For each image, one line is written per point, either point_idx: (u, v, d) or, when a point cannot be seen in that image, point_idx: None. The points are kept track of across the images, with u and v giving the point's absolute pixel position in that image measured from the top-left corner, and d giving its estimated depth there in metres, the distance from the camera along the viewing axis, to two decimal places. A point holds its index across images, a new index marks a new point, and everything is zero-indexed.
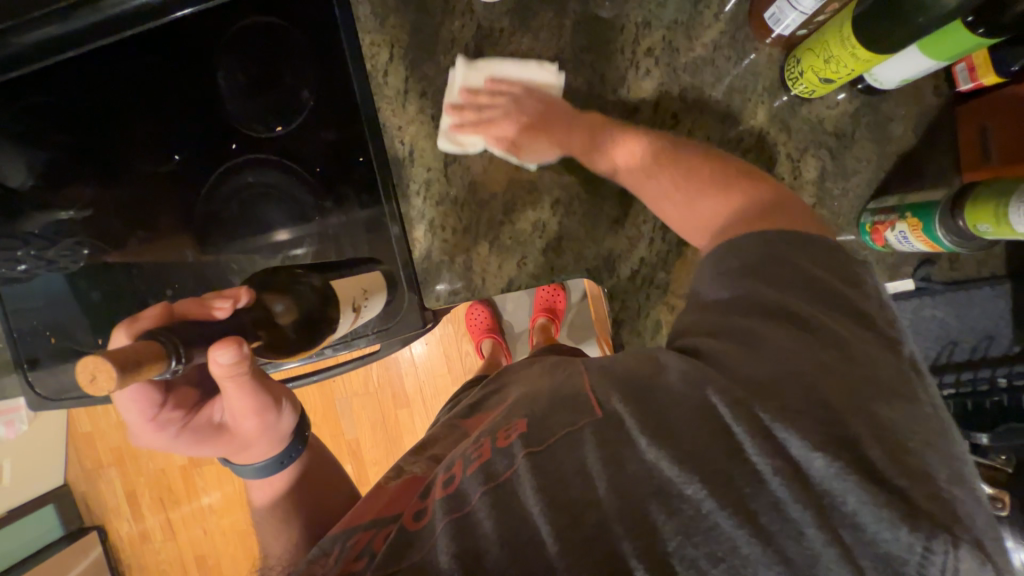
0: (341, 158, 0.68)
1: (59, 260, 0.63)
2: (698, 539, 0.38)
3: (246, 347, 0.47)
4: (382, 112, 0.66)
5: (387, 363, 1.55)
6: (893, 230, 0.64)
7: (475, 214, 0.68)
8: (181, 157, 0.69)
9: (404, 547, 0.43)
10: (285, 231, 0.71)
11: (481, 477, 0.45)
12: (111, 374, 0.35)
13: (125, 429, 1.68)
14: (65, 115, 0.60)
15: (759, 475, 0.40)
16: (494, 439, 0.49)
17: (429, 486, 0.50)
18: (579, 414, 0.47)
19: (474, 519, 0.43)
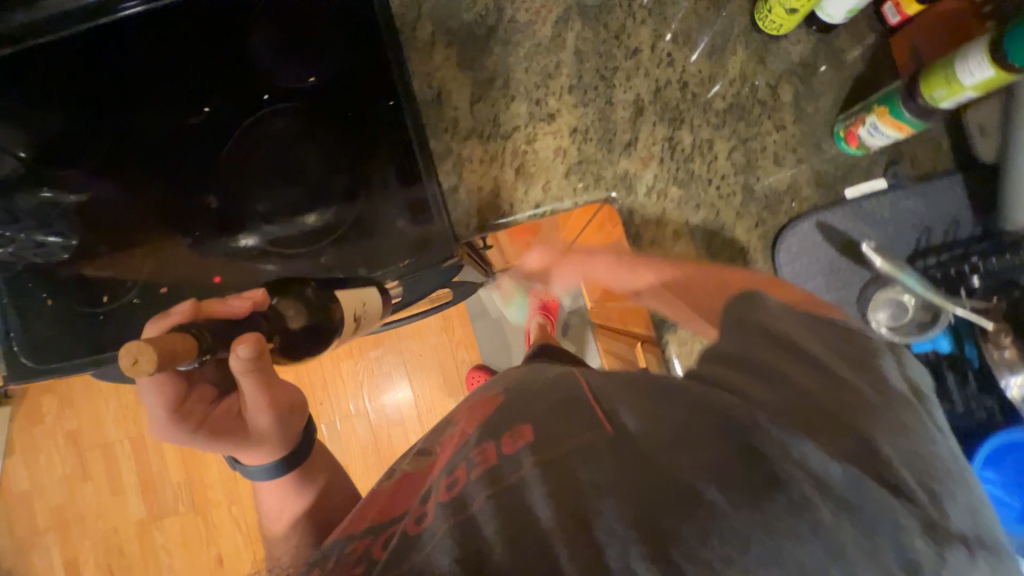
0: (370, 100, 0.64)
1: (50, 248, 0.61)
2: (740, 546, 0.32)
3: (265, 350, 0.44)
4: (396, 17, 0.61)
5: (378, 380, 1.48)
6: None
7: (498, 145, 0.62)
8: (211, 109, 0.65)
9: (400, 555, 0.37)
10: (251, 237, 0.70)
11: (485, 480, 0.40)
12: (153, 358, 0.33)
13: (72, 483, 1.46)
14: (69, 97, 0.53)
15: (772, 470, 0.35)
16: (500, 444, 0.44)
17: (431, 490, 0.43)
18: (590, 425, 0.42)
19: (475, 525, 0.37)
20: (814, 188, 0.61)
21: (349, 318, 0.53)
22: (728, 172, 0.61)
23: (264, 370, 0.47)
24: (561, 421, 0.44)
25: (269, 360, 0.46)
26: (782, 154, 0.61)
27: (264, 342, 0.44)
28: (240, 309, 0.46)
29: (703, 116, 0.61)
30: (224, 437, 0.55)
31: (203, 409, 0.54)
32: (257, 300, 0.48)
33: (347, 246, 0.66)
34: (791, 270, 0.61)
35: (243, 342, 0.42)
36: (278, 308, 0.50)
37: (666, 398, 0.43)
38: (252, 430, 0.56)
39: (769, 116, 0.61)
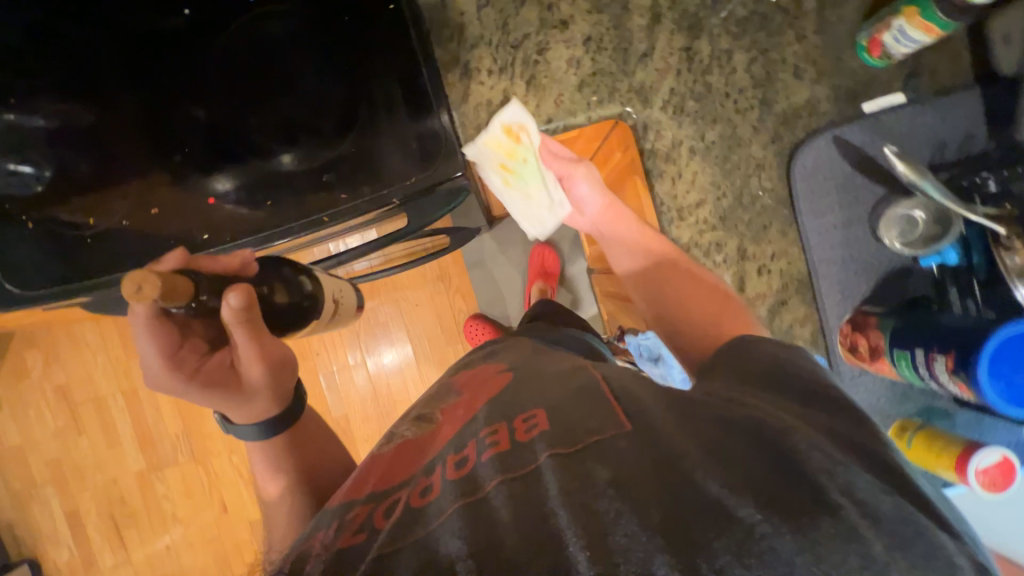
0: (374, 1, 0.57)
1: (21, 180, 0.58)
2: (752, 561, 0.32)
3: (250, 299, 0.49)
4: None
5: (375, 331, 1.46)
6: (889, 31, 0.53)
7: (509, 46, 0.58)
8: (191, 11, 0.58)
9: (407, 526, 0.37)
10: (225, 179, 0.62)
11: (497, 466, 0.41)
12: (156, 284, 0.40)
13: (67, 435, 1.45)
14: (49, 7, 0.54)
15: (815, 492, 0.35)
16: (513, 429, 0.44)
17: (437, 463, 0.44)
18: (606, 425, 0.42)
19: (488, 508, 0.38)
20: (833, 103, 0.59)
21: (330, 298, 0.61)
22: (747, 86, 0.59)
23: (256, 324, 0.51)
24: (576, 405, 0.45)
25: (258, 315, 0.51)
26: (803, 66, 0.58)
27: (253, 295, 0.50)
28: (231, 269, 0.53)
29: (721, 24, 0.58)
30: (220, 388, 0.53)
31: (196, 358, 0.53)
32: (243, 262, 0.54)
33: (338, 190, 0.62)
34: (806, 186, 0.59)
35: (234, 292, 0.48)
36: (263, 280, 0.56)
37: (693, 413, 0.43)
38: (245, 383, 0.54)
39: (791, 24, 0.58)
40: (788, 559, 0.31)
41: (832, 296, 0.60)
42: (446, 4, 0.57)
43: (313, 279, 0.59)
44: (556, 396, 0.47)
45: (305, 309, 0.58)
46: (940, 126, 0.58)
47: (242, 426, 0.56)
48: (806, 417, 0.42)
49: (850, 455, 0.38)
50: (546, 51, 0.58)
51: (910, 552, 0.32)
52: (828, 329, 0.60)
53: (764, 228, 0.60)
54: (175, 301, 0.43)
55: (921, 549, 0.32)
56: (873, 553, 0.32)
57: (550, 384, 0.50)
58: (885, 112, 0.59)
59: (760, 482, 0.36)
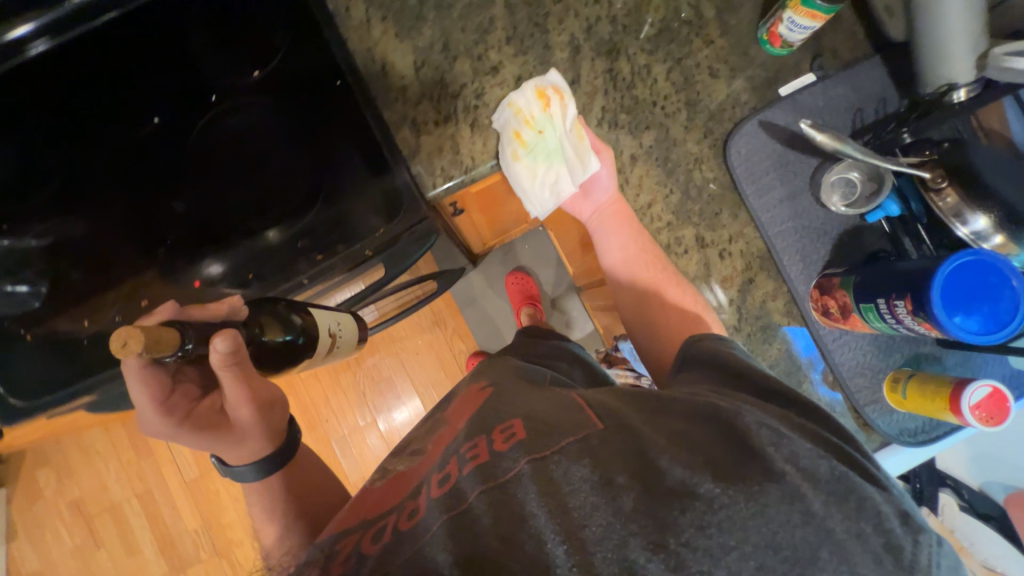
0: (319, 86, 0.67)
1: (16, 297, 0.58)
2: (713, 529, 0.34)
3: (241, 338, 0.49)
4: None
5: (379, 387, 1.46)
6: (784, 23, 0.59)
7: (450, 100, 0.64)
8: (160, 119, 0.67)
9: (395, 548, 0.37)
10: (216, 264, 0.74)
11: (479, 477, 0.40)
12: (139, 339, 0.37)
13: (84, 552, 1.41)
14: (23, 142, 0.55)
15: (768, 466, 0.38)
16: (492, 439, 0.44)
17: (424, 484, 0.43)
18: (581, 425, 0.44)
19: (474, 518, 0.37)
20: (752, 92, 0.64)
21: (326, 335, 0.61)
22: (671, 92, 0.64)
23: (244, 366, 0.51)
24: (555, 414, 0.46)
25: (246, 358, 0.51)
26: (716, 66, 0.64)
27: (241, 339, 0.50)
28: (219, 315, 0.52)
29: (636, 43, 0.64)
30: (210, 433, 0.54)
31: (187, 403, 0.54)
32: (233, 307, 0.54)
33: (314, 252, 0.69)
34: (745, 170, 0.63)
35: (220, 338, 0.47)
36: (254, 318, 0.56)
37: (663, 412, 0.46)
38: (237, 426, 0.56)
39: (697, 33, 0.64)
40: (743, 523, 0.35)
41: (794, 264, 0.62)
42: (387, 72, 0.63)
43: (307, 318, 0.59)
44: (534, 406, 0.49)
45: (300, 349, 0.58)
46: (854, 94, 0.63)
47: (237, 468, 0.58)
48: (762, 407, 0.45)
49: (799, 433, 0.42)
50: (483, 95, 0.64)
51: (844, 505, 0.36)
52: (800, 297, 0.62)
53: (715, 215, 0.64)
54: (167, 350, 0.40)
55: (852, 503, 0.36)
56: (809, 507, 0.36)
57: (531, 399, 0.51)
58: (801, 91, 0.63)
59: (714, 457, 0.39)
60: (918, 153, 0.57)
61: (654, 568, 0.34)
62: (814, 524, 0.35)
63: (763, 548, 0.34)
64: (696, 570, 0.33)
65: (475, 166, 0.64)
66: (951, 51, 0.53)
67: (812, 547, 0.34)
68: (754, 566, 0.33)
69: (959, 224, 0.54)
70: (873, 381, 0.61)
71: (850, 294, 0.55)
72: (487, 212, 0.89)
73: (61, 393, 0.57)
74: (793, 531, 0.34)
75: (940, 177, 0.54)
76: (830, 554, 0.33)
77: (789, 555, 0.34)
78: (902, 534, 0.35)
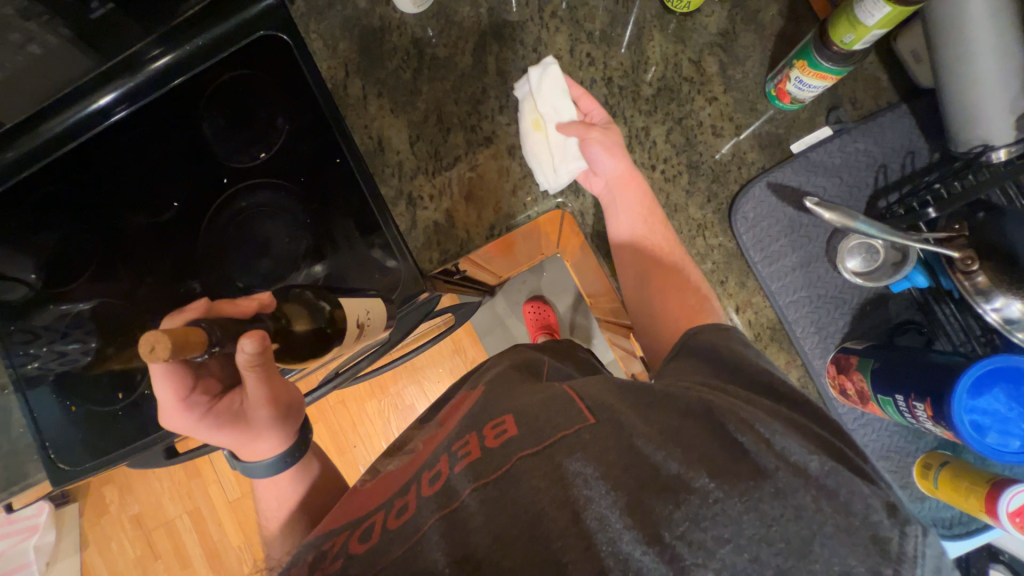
0: (320, 161, 0.67)
1: (71, 352, 0.64)
2: (708, 522, 0.34)
3: (268, 340, 0.52)
4: (320, 68, 0.66)
5: (403, 414, 1.49)
6: (791, 81, 0.57)
7: (448, 176, 0.65)
8: (180, 202, 0.69)
9: (386, 545, 0.40)
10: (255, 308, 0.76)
11: (470, 475, 0.42)
12: (168, 344, 0.40)
13: (143, 564, 1.52)
14: (75, 203, 0.65)
15: (756, 462, 0.36)
16: (481, 436, 0.46)
17: (413, 482, 0.45)
18: (573, 420, 0.44)
19: (465, 512, 0.40)
20: (758, 150, 0.63)
21: (352, 324, 0.56)
22: (671, 154, 0.63)
23: (267, 365, 0.55)
24: (543, 411, 0.46)
25: (270, 358, 0.55)
26: (720, 123, 0.63)
27: (268, 341, 0.53)
28: (248, 311, 0.56)
29: (633, 106, 0.63)
30: (227, 428, 0.58)
31: (207, 400, 0.57)
32: (263, 304, 0.58)
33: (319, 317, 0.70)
34: (752, 237, 0.62)
35: (248, 339, 0.51)
36: (282, 311, 0.60)
37: (654, 407, 0.44)
38: (252, 424, 0.59)
39: (699, 90, 0.63)
40: (737, 515, 0.34)
41: (809, 336, 0.62)
42: (382, 148, 0.65)
43: (336, 308, 0.60)
44: (525, 401, 0.49)
45: (327, 336, 0.60)
46: (876, 149, 0.61)
47: (248, 464, 0.60)
48: (755, 402, 0.42)
49: (789, 428, 0.38)
50: (476, 166, 0.64)
51: (835, 498, 0.34)
52: (816, 372, 0.61)
53: (721, 282, 0.62)
54: (192, 351, 0.44)
55: (846, 498, 0.34)
56: (802, 501, 0.34)
57: (523, 394, 0.51)
58: (814, 148, 0.62)
59: (708, 451, 0.38)
60: (946, 228, 0.57)
61: (647, 560, 0.34)
62: (807, 517, 0.33)
63: (757, 541, 0.33)
64: (688, 562, 0.33)
65: (470, 240, 0.65)
66: (981, 107, 0.52)
67: (805, 539, 0.33)
68: (747, 559, 0.33)
69: (987, 306, 0.53)
70: (902, 466, 0.61)
71: (868, 381, 0.56)
72: (494, 263, 0.89)
73: (116, 454, 0.63)
74: (786, 525, 0.33)
75: (969, 258, 0.54)
76: (825, 547, 0.32)
77: (781, 548, 0.33)
78: (890, 526, 0.33)
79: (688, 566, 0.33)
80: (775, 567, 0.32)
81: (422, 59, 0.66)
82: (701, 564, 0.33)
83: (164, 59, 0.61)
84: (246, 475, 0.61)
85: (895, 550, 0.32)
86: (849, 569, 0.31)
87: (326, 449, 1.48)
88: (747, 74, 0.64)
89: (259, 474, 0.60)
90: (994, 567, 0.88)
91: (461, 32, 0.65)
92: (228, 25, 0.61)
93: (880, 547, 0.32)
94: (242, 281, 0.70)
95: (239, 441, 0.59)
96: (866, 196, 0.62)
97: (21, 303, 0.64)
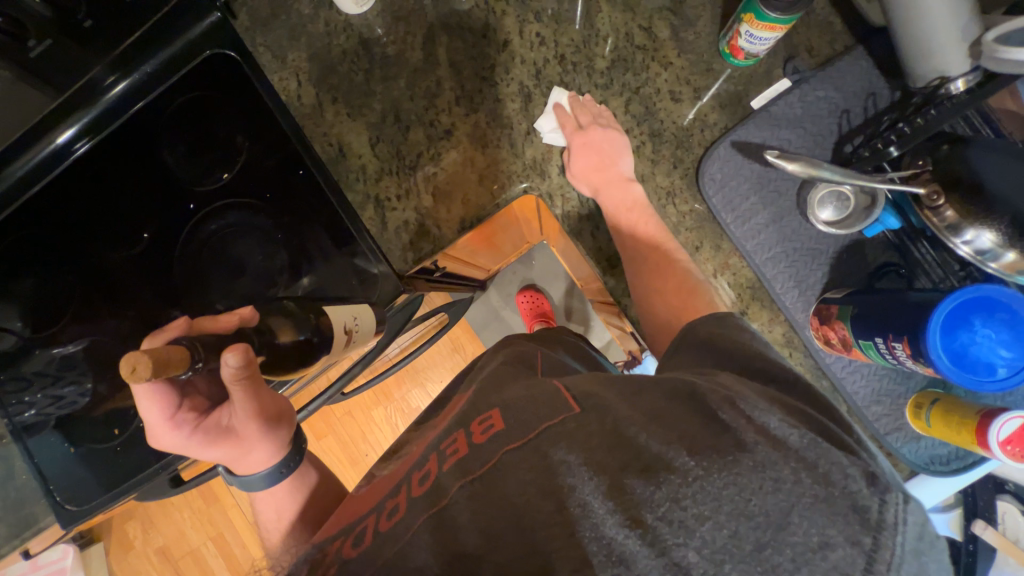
0: (285, 175, 0.66)
1: (67, 396, 0.64)
2: (687, 501, 0.34)
3: (251, 353, 0.52)
4: (271, 79, 0.65)
5: (411, 418, 1.49)
6: (742, 36, 0.56)
7: (412, 174, 0.64)
8: (149, 233, 0.68)
9: (378, 546, 0.40)
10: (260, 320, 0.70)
11: (458, 472, 0.43)
12: (148, 365, 0.40)
13: None
14: (49, 249, 0.65)
15: (738, 437, 0.36)
16: (470, 432, 0.47)
17: (404, 483, 0.46)
18: (558, 412, 0.44)
19: (452, 513, 0.40)
20: (720, 111, 0.62)
21: (339, 331, 0.56)
22: (632, 126, 0.63)
23: (253, 379, 0.54)
24: (528, 402, 0.47)
25: (255, 371, 0.54)
26: (678, 89, 0.62)
27: (252, 355, 0.52)
28: (229, 326, 0.54)
29: (589, 81, 0.64)
30: (220, 443, 0.58)
31: (195, 419, 0.58)
32: (243, 318, 0.56)
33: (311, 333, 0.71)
34: (722, 198, 0.62)
35: (231, 353, 0.50)
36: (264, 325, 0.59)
37: (644, 392, 0.44)
38: (245, 437, 0.59)
39: (652, 57, 0.63)
40: (716, 492, 0.33)
41: (789, 291, 0.62)
42: (344, 153, 0.64)
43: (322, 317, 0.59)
44: (512, 394, 0.50)
45: (314, 347, 0.59)
46: (838, 95, 0.61)
47: (246, 476, 0.60)
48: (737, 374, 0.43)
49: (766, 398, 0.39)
50: (440, 160, 0.64)
51: (814, 469, 0.34)
52: (799, 326, 0.62)
53: (695, 249, 0.62)
54: (175, 370, 0.43)
55: (825, 468, 0.33)
56: (781, 473, 0.33)
57: (512, 387, 0.52)
58: (773, 102, 0.62)
59: (692, 432, 0.38)
60: (911, 165, 0.57)
61: (630, 542, 0.34)
62: (786, 490, 0.33)
63: (735, 516, 0.32)
64: (669, 542, 0.33)
65: (443, 236, 0.64)
66: (939, 47, 0.51)
67: (784, 511, 0.32)
68: (727, 535, 0.32)
69: (957, 239, 0.53)
70: (895, 409, 0.62)
71: (848, 328, 0.56)
72: (479, 257, 0.89)
73: (124, 487, 0.63)
74: (765, 497, 0.33)
75: (934, 194, 0.53)
76: (804, 518, 0.32)
77: (761, 522, 0.32)
78: (870, 496, 0.32)
79: (669, 548, 0.33)
80: (754, 541, 0.32)
81: (372, 59, 0.65)
82: (683, 543, 0.33)
83: (121, 85, 0.64)
84: (246, 489, 0.61)
85: (875, 518, 0.31)
86: (829, 540, 0.31)
87: (339, 461, 1.49)
88: (702, 36, 0.63)
89: (259, 484, 0.60)
90: (1002, 498, 0.91)
91: (409, 27, 0.65)
92: (172, 48, 0.62)
93: (861, 514, 0.32)
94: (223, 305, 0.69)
95: (234, 455, 0.59)
96: (835, 142, 0.61)
97: (10, 352, 0.64)
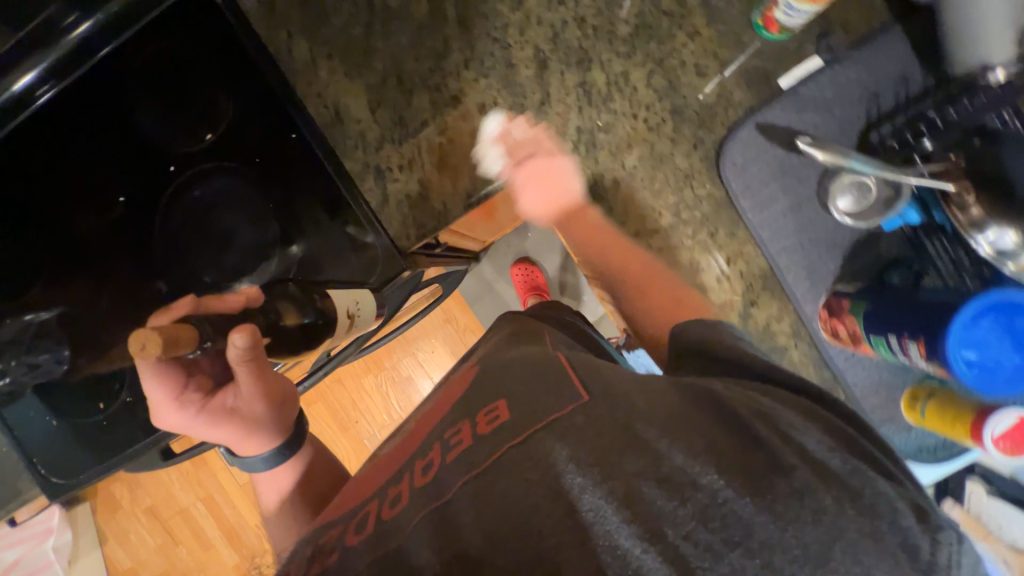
0: (275, 137, 0.60)
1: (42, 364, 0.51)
2: (715, 523, 0.32)
3: (259, 334, 0.49)
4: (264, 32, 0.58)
5: (401, 388, 1.49)
6: (780, 7, 0.55)
7: (416, 143, 0.60)
8: (127, 196, 0.62)
9: (381, 538, 0.39)
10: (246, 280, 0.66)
11: (462, 466, 0.41)
12: (158, 339, 0.37)
13: (166, 551, 1.51)
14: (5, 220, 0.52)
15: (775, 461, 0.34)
16: (475, 423, 0.45)
17: (406, 471, 0.46)
18: (567, 398, 0.43)
19: (452, 510, 0.39)
20: (745, 89, 0.63)
21: (342, 315, 0.54)
22: (654, 100, 0.61)
23: (260, 360, 0.52)
24: (528, 389, 0.46)
25: (263, 352, 0.51)
26: (703, 61, 0.61)
27: (261, 335, 0.49)
28: (238, 305, 0.51)
29: (610, 48, 0.60)
30: (223, 424, 0.56)
31: (201, 398, 0.55)
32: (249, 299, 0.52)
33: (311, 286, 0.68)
34: (740, 182, 0.64)
35: (239, 334, 0.47)
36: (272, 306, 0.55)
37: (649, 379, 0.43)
38: (250, 417, 0.57)
39: (679, 25, 0.60)
40: (749, 519, 0.32)
41: (801, 282, 0.66)
42: (341, 118, 0.59)
43: (324, 298, 0.56)
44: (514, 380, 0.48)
45: (319, 329, 0.55)
46: (869, 78, 0.63)
47: (247, 457, 0.58)
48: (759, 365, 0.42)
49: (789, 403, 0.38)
50: (447, 130, 0.60)
51: (857, 499, 0.32)
52: (807, 317, 0.66)
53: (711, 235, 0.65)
54: (187, 345, 0.40)
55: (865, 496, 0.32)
56: (821, 504, 0.32)
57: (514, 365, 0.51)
58: (802, 81, 0.62)
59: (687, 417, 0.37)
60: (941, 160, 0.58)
61: (647, 558, 0.32)
62: (826, 521, 0.31)
63: (768, 547, 0.31)
64: (693, 563, 0.32)
65: (447, 214, 0.61)
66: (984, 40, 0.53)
67: (825, 550, 0.30)
68: (758, 565, 0.31)
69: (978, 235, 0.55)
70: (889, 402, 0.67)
71: (861, 322, 0.60)
72: (477, 230, 0.86)
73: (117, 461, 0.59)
74: (802, 529, 0.31)
75: (964, 191, 0.56)
76: (846, 555, 0.30)
77: (797, 556, 0.31)
78: (918, 533, 0.31)
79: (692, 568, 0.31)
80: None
81: (373, 12, 0.58)
82: (710, 568, 0.31)
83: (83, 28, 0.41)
84: (248, 471, 0.60)
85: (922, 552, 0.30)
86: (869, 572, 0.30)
87: (329, 428, 1.49)
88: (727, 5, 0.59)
89: (259, 467, 0.58)
90: None
91: None
92: None
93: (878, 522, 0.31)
94: (211, 276, 0.67)
95: (239, 436, 0.57)
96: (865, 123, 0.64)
97: None
